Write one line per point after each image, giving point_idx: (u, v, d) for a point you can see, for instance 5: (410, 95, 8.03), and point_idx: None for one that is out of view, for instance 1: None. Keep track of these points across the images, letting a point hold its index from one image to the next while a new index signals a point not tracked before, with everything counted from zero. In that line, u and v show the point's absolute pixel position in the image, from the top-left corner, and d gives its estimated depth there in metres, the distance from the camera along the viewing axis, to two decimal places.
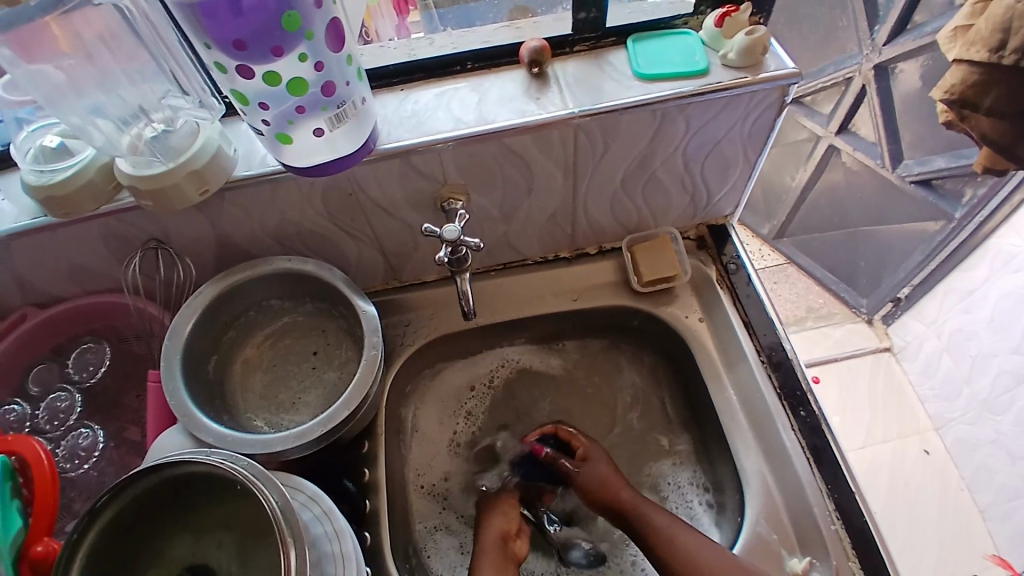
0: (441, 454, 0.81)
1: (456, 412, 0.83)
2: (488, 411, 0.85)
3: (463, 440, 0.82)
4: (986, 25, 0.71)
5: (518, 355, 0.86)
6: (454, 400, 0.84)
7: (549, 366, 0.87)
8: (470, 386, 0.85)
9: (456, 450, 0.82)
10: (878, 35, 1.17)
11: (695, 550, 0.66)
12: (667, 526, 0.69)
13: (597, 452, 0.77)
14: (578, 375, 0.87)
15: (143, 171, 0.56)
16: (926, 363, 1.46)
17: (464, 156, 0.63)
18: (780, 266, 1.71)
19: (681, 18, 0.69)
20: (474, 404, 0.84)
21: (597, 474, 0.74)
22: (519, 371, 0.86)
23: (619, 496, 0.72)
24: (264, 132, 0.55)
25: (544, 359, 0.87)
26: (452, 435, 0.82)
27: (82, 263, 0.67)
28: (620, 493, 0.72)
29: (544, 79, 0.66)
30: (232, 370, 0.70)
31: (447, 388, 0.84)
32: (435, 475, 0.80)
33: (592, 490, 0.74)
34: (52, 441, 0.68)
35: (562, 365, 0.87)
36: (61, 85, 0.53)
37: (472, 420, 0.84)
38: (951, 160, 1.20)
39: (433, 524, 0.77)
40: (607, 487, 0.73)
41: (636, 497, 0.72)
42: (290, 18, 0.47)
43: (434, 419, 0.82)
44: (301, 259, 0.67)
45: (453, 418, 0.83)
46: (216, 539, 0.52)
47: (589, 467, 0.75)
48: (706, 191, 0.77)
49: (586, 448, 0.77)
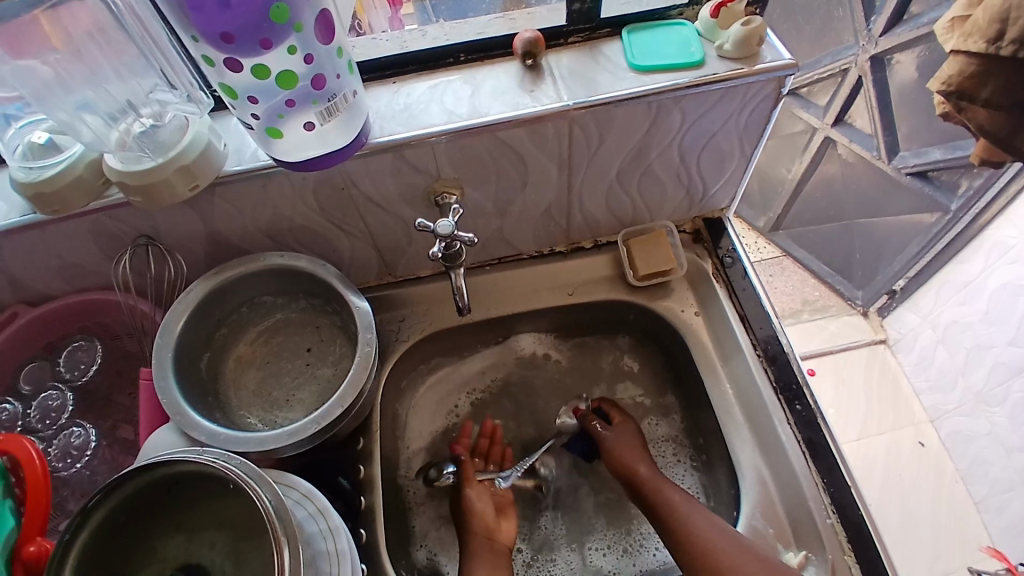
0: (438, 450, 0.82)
1: (449, 411, 0.84)
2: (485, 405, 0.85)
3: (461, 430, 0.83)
4: (984, 15, 0.71)
5: (513, 349, 0.86)
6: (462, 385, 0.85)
7: (545, 361, 0.86)
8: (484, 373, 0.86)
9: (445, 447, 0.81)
10: (874, 26, 1.17)
11: (706, 543, 0.64)
12: (681, 500, 0.69)
13: (629, 426, 0.78)
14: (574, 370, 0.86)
15: (132, 167, 0.56)
16: (922, 355, 1.47)
17: (457, 149, 0.62)
18: (776, 259, 1.72)
19: (676, 8, 0.68)
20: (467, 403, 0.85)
21: (619, 448, 0.75)
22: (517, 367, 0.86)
23: (637, 470, 0.73)
24: (254, 127, 0.54)
25: (540, 353, 0.86)
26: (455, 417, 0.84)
27: (72, 261, 0.66)
28: (637, 468, 0.73)
29: (538, 70, 0.65)
30: (225, 368, 0.69)
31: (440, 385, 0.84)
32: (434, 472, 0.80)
33: (613, 460, 0.75)
34: (44, 441, 0.68)
35: (558, 358, 0.86)
36: (48, 80, 0.52)
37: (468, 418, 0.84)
38: (947, 152, 1.19)
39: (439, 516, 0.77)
40: (626, 462, 0.74)
41: (653, 474, 0.73)
42: (278, 10, 0.47)
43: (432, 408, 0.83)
44: (293, 255, 0.66)
45: (447, 418, 0.83)
46: (209, 539, 0.51)
47: (617, 436, 0.77)
48: (702, 184, 0.76)
49: (621, 421, 0.79)
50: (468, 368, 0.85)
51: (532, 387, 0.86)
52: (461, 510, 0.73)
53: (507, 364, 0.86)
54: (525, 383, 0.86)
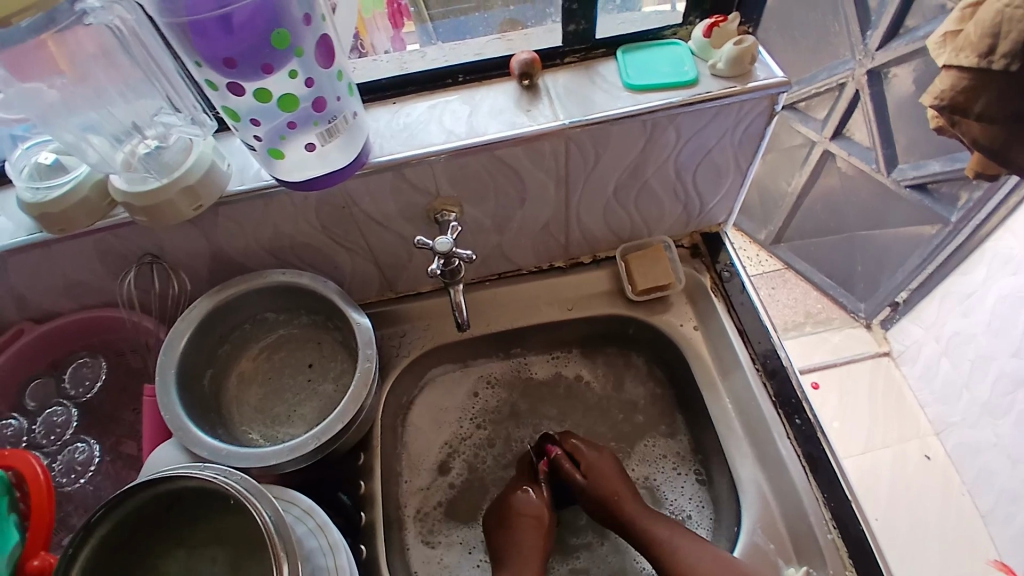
0: (445, 444, 0.82)
1: (462, 412, 0.84)
2: (489, 420, 0.84)
3: (466, 442, 0.83)
4: (976, 30, 0.72)
5: (532, 362, 0.87)
6: (464, 398, 0.84)
7: (556, 373, 0.87)
8: (489, 382, 0.86)
9: (444, 450, 0.82)
10: (871, 41, 1.18)
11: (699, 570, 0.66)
12: (668, 534, 0.71)
13: (601, 458, 0.77)
14: (588, 383, 0.86)
15: (137, 187, 0.57)
16: (926, 367, 1.46)
17: (456, 167, 0.63)
18: (778, 272, 1.73)
19: (670, 29, 0.69)
20: (479, 408, 0.84)
21: (602, 483, 0.75)
22: (521, 381, 0.86)
23: (624, 504, 0.73)
24: (256, 148, 0.55)
25: (567, 367, 0.87)
26: (458, 425, 0.83)
27: (78, 279, 0.67)
28: (624, 503, 0.73)
29: (535, 90, 0.66)
30: (227, 383, 0.70)
31: (445, 397, 0.84)
32: (432, 465, 0.81)
33: (601, 499, 0.74)
34: (48, 456, 0.69)
35: (587, 377, 0.86)
36: (54, 103, 0.54)
37: (486, 418, 0.84)
38: (945, 164, 1.20)
39: (428, 525, 0.77)
40: (613, 495, 0.74)
41: (638, 508, 0.73)
42: (280, 36, 0.48)
43: (432, 421, 0.83)
44: (295, 273, 0.67)
45: (458, 418, 0.83)
46: (210, 555, 0.52)
47: (598, 478, 0.75)
48: (699, 199, 0.77)
49: (592, 458, 0.77)
50: (476, 382, 0.85)
51: (543, 399, 0.86)
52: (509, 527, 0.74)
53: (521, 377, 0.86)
54: (535, 399, 0.86)
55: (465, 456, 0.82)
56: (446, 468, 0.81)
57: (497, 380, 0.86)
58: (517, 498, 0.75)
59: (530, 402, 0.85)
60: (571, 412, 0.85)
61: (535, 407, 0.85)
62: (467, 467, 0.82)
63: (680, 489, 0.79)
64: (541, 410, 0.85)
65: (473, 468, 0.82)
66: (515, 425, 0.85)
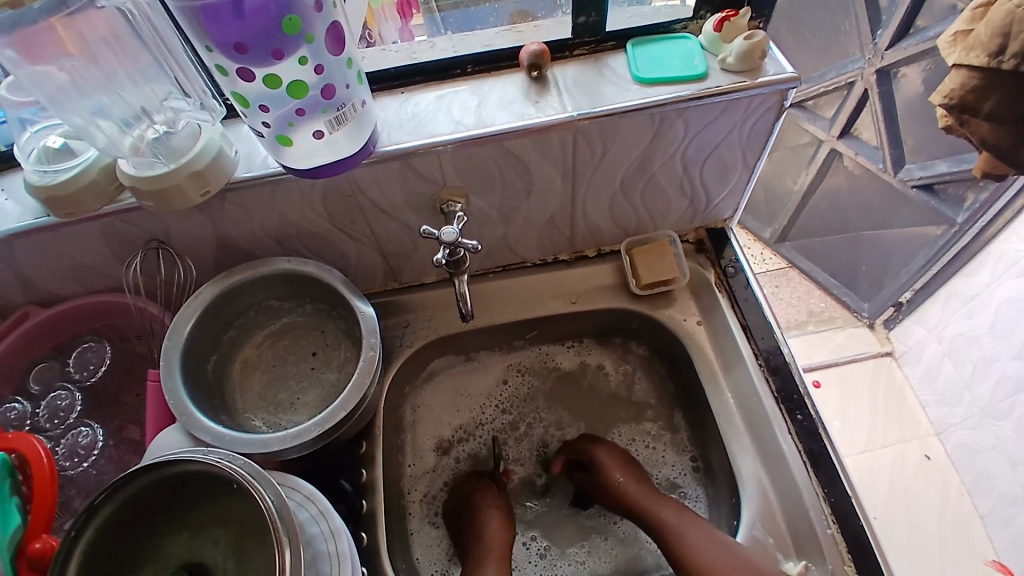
0: (460, 427, 0.84)
1: (486, 398, 0.85)
2: (512, 407, 0.86)
3: (484, 428, 0.84)
4: (986, 30, 0.71)
5: (554, 353, 0.87)
6: (484, 385, 0.85)
7: (580, 364, 0.87)
8: (518, 368, 0.87)
9: (461, 435, 0.83)
10: (880, 40, 1.17)
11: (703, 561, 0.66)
12: (676, 519, 0.71)
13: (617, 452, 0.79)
14: (608, 375, 0.87)
15: (144, 172, 0.57)
16: (928, 368, 1.46)
17: (462, 158, 0.63)
18: (781, 270, 1.73)
19: (680, 23, 0.69)
20: (508, 396, 0.86)
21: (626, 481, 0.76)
22: (535, 368, 0.87)
23: (628, 488, 0.75)
24: (264, 134, 0.55)
25: (588, 356, 0.87)
26: (478, 409, 0.85)
27: (84, 263, 0.68)
28: (630, 488, 0.75)
29: (543, 82, 0.66)
30: (232, 370, 0.70)
31: (463, 385, 0.85)
32: (434, 447, 0.82)
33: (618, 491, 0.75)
34: (52, 439, 0.69)
35: (608, 369, 0.87)
36: (63, 86, 0.53)
37: (511, 404, 0.86)
38: (952, 165, 1.19)
39: (433, 509, 0.79)
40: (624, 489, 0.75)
41: (646, 495, 0.75)
42: (290, 22, 0.48)
43: (447, 404, 0.84)
44: (300, 260, 0.67)
45: (481, 404, 0.85)
46: (212, 537, 0.52)
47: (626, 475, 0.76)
48: (705, 195, 0.77)
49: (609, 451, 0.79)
50: (502, 368, 0.86)
51: (566, 393, 0.87)
52: (468, 526, 0.74)
53: (549, 368, 0.87)
54: (556, 389, 0.87)
55: (479, 440, 0.84)
56: (459, 450, 0.83)
57: (517, 370, 0.87)
58: (481, 512, 0.75)
59: (551, 396, 0.87)
60: (587, 402, 0.87)
61: (554, 405, 0.86)
62: (473, 455, 0.83)
63: (660, 459, 0.82)
64: (563, 406, 0.87)
65: (478, 457, 0.83)
66: (538, 415, 0.86)
